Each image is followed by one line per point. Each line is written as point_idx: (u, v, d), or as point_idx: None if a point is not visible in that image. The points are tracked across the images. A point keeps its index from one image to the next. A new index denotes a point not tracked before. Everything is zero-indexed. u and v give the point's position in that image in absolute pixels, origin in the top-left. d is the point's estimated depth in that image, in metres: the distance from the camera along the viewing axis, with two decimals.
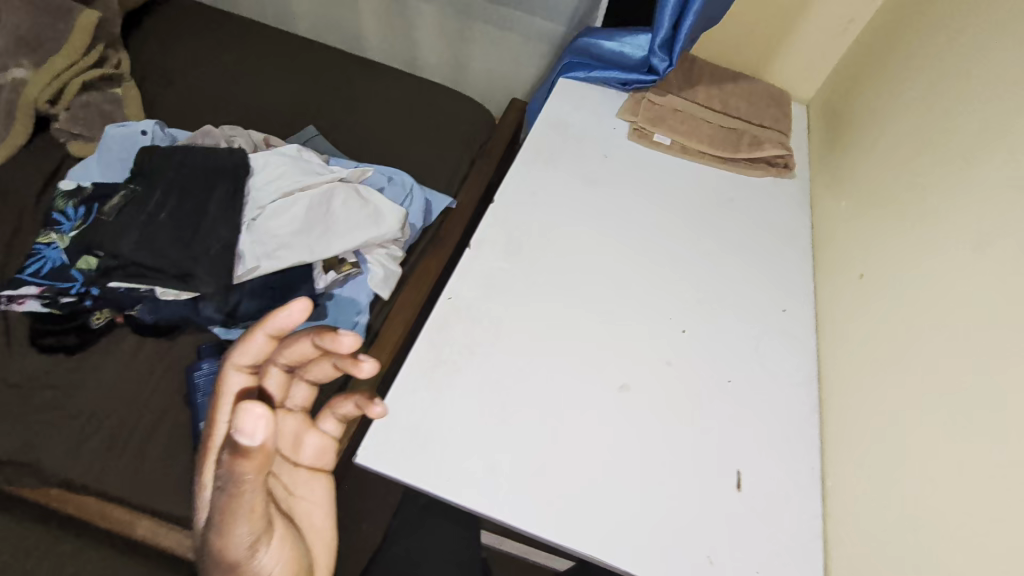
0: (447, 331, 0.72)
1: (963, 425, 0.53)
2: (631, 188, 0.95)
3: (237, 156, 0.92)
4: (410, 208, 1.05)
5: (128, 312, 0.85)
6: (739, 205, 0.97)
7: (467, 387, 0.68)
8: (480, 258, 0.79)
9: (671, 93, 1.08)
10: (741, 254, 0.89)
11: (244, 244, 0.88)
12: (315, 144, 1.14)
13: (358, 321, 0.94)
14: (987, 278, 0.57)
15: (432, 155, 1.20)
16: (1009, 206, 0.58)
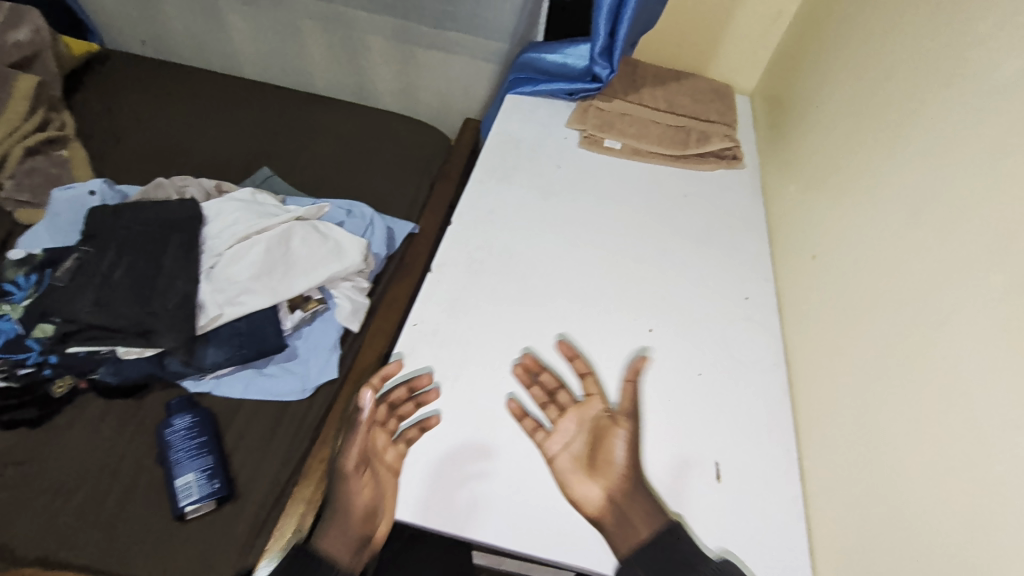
0: (416, 358, 0.72)
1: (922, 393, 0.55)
2: (586, 195, 0.96)
3: (189, 208, 0.92)
4: (373, 238, 1.07)
5: (88, 376, 0.84)
6: (693, 200, 0.99)
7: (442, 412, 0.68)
8: (444, 281, 0.80)
9: (616, 98, 1.11)
10: (700, 248, 0.91)
11: (205, 295, 0.87)
12: (270, 185, 1.14)
13: (329, 357, 0.93)
14: (930, 250, 0.59)
15: (390, 183, 1.21)
16: (943, 179, 0.60)
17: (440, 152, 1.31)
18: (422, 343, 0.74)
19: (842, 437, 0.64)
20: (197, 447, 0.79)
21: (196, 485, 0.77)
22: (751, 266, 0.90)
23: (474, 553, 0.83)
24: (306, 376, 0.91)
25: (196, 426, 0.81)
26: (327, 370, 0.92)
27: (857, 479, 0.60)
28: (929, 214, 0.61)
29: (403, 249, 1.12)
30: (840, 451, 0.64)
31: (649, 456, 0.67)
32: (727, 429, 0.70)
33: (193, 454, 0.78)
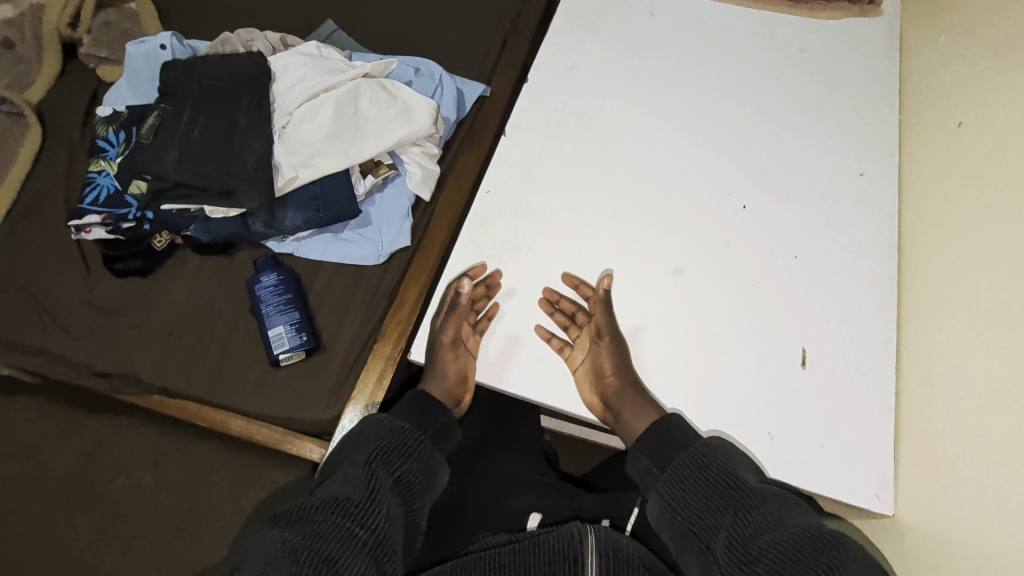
0: (488, 227, 0.70)
1: None
2: (682, 49, 0.83)
3: (256, 61, 0.88)
4: (442, 100, 1.00)
5: (184, 233, 0.87)
6: (811, 56, 0.84)
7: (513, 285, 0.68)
8: (518, 146, 0.74)
9: None
10: (812, 114, 0.78)
11: (280, 155, 0.86)
12: (336, 41, 1.08)
13: (401, 225, 0.93)
14: None
15: (460, 39, 1.10)
16: None
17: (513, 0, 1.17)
18: (495, 212, 0.70)
19: (951, 331, 0.57)
20: (284, 302, 0.85)
21: (287, 337, 0.83)
22: (873, 138, 0.77)
23: (543, 416, 0.88)
24: (380, 242, 0.92)
25: (281, 284, 0.86)
26: (401, 237, 0.92)
27: (957, 375, 0.54)
28: None
29: (473, 114, 1.05)
30: (946, 347, 0.57)
31: (728, 339, 0.65)
32: (818, 317, 0.65)
33: (281, 309, 0.84)
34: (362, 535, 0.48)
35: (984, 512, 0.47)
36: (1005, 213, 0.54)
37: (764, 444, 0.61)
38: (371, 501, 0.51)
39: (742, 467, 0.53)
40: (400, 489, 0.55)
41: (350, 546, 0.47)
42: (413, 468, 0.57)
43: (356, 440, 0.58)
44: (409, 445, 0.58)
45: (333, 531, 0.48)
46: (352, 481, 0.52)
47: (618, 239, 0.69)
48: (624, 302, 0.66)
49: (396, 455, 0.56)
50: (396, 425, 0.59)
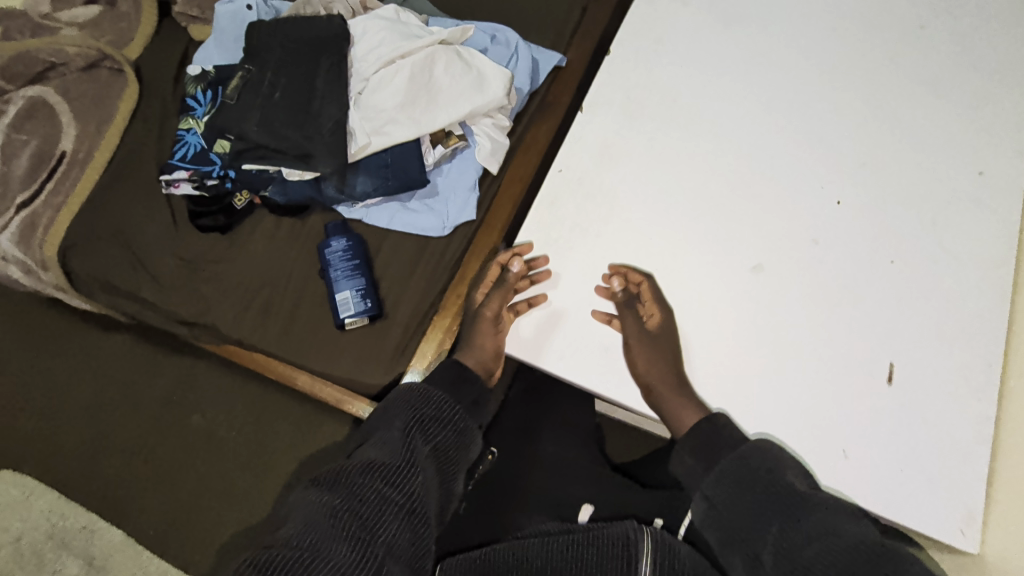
0: (558, 208, 0.67)
1: None
2: (783, 25, 0.76)
3: (337, 24, 0.88)
4: (517, 70, 0.97)
5: (262, 193, 0.91)
6: (934, 34, 0.74)
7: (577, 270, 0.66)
8: (595, 123, 0.71)
9: None
10: (927, 103, 0.70)
11: (354, 120, 0.87)
12: (414, 4, 1.06)
13: (468, 197, 0.92)
14: None
15: (539, 5, 1.06)
16: None
17: None
18: (565, 191, 0.68)
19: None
20: (351, 268, 0.87)
21: (352, 301, 0.86)
22: (997, 134, 0.69)
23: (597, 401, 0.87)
24: (446, 214, 0.92)
25: (350, 249, 0.88)
26: (467, 210, 0.92)
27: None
28: None
29: (546, 85, 1.02)
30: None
31: (808, 344, 0.60)
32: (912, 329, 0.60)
33: (348, 274, 0.86)
34: (394, 502, 0.50)
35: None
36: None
37: (837, 461, 0.57)
38: (405, 469, 0.51)
39: (790, 471, 0.50)
40: (437, 453, 0.55)
41: (384, 509, 0.49)
42: (448, 435, 0.57)
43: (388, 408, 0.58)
44: (441, 414, 0.57)
45: (366, 496, 0.49)
46: (385, 449, 0.52)
47: (695, 230, 0.65)
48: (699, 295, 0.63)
49: (431, 421, 0.56)
50: (430, 394, 0.58)
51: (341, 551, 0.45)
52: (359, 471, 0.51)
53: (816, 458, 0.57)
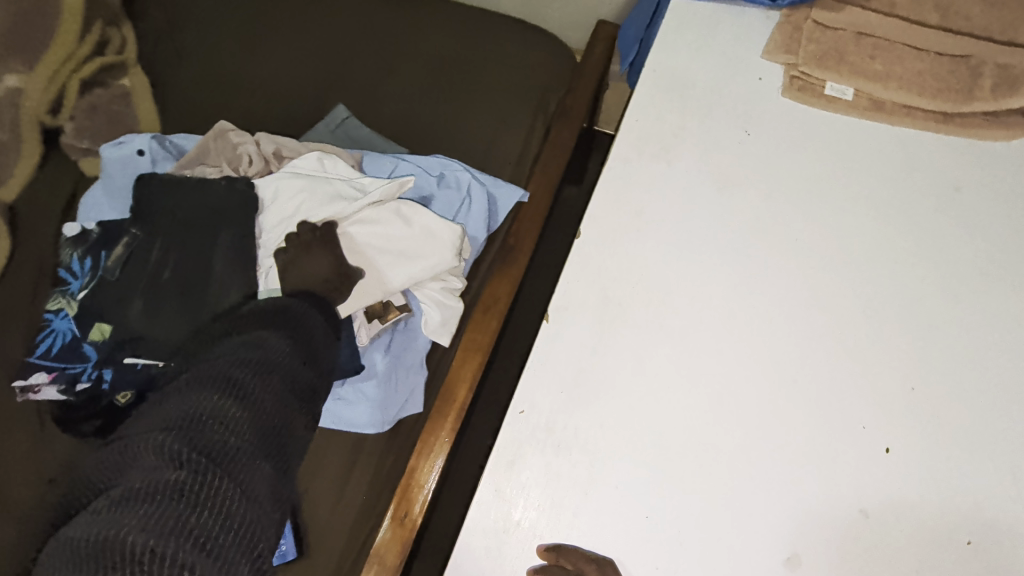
0: (524, 462, 0.50)
1: None
2: (792, 189, 0.62)
3: (241, 188, 0.73)
4: (470, 216, 0.81)
5: (151, 392, 0.72)
6: (972, 200, 0.62)
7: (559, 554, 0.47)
8: (567, 338, 0.54)
9: (854, 3, 0.68)
10: (977, 296, 0.57)
11: (265, 302, 0.71)
12: (349, 131, 0.90)
13: (416, 380, 0.76)
14: None
15: (496, 129, 0.92)
16: None
17: (563, 75, 0.98)
18: (531, 437, 0.51)
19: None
20: None
21: None
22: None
23: None
24: (385, 405, 0.73)
25: None
26: (412, 402, 0.75)
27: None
28: None
29: (507, 225, 0.86)
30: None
31: None
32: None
33: None
34: (288, 410, 0.49)
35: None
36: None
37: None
38: (289, 386, 0.51)
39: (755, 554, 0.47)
40: (311, 396, 0.54)
41: (266, 432, 0.46)
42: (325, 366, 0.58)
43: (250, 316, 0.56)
44: (326, 368, 0.57)
45: (249, 402, 0.46)
46: (288, 339, 0.54)
47: (707, 493, 0.49)
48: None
49: (302, 356, 0.54)
50: (286, 305, 0.58)
51: (244, 431, 0.45)
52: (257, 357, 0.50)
53: None
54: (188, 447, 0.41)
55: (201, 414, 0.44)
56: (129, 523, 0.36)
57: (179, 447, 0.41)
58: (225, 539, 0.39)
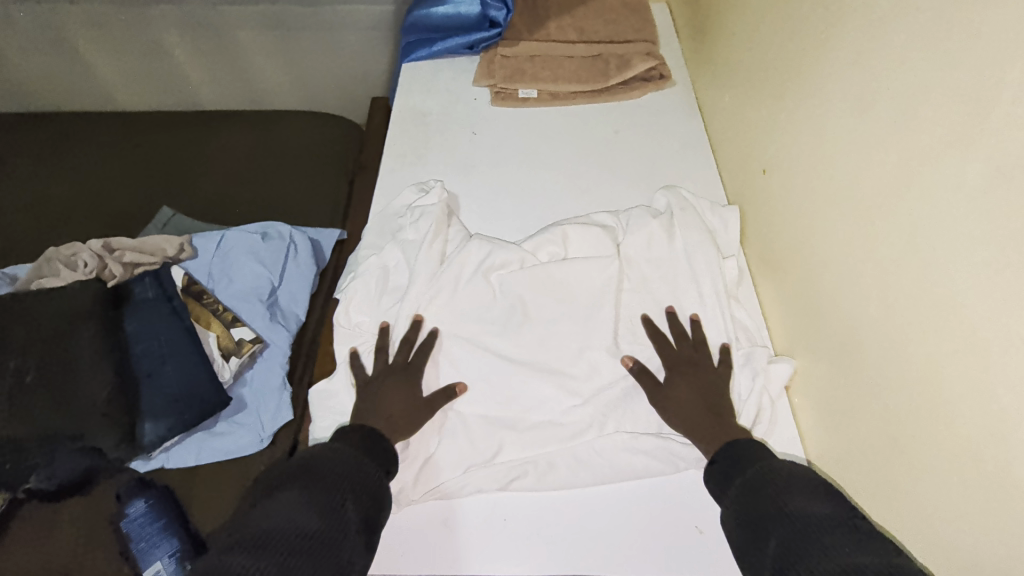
0: (391, 282, 0.73)
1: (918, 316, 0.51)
2: (509, 163, 0.89)
3: (92, 290, 0.81)
4: (299, 256, 0.97)
5: (23, 487, 0.73)
6: (626, 137, 0.93)
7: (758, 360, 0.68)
8: (362, 297, 0.72)
9: (522, 38, 1.00)
10: (638, 191, 0.86)
11: (143, 367, 0.80)
12: (177, 225, 1.04)
13: (281, 392, 0.86)
14: (901, 147, 0.53)
15: (307, 192, 1.12)
16: (906, 57, 0.52)
17: (352, 145, 1.23)
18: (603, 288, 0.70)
19: (845, 359, 0.61)
20: (159, 531, 0.74)
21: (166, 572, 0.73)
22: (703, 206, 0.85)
23: None
24: (260, 425, 0.84)
25: (152, 509, 0.76)
26: (281, 413, 0.85)
27: (867, 405, 0.58)
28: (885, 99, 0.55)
29: (334, 260, 1.04)
30: (846, 386, 0.61)
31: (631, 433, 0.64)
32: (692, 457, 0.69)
33: (157, 541, 0.73)
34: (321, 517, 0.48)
35: (944, 535, 0.49)
36: (817, 244, 0.65)
37: (695, 537, 0.61)
38: (316, 522, 0.48)
39: (806, 497, 0.50)
40: (358, 480, 0.54)
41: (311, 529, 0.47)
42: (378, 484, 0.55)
43: (281, 483, 0.51)
44: (350, 484, 0.53)
45: (303, 528, 0.47)
46: (300, 506, 0.48)
47: (507, 339, 0.69)
48: (529, 401, 0.66)
49: (311, 504, 0.49)
50: (314, 463, 0.54)
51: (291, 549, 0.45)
52: (287, 524, 0.47)
53: (675, 540, 0.61)
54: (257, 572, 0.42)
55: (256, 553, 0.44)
56: None
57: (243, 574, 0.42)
58: None
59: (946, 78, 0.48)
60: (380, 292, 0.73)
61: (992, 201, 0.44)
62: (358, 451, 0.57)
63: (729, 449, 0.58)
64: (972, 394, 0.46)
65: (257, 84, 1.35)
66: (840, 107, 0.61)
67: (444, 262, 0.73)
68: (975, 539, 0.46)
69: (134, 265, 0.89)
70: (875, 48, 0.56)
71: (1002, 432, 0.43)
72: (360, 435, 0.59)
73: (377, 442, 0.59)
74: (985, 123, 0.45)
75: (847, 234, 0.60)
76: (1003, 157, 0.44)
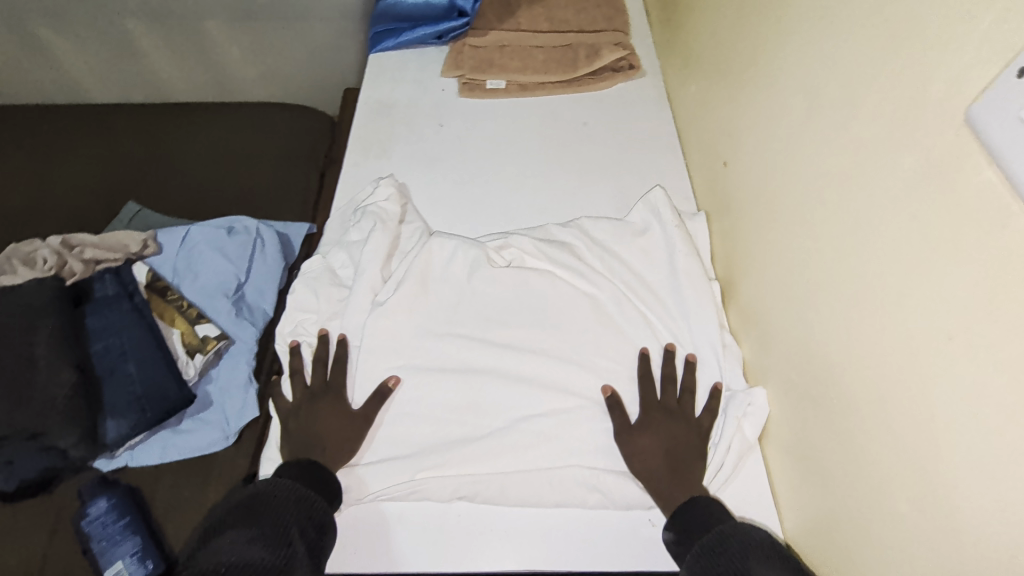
0: (336, 282, 0.73)
1: (848, 311, 0.49)
2: (475, 157, 0.88)
3: (49, 286, 0.79)
4: (266, 250, 0.96)
5: None
6: (595, 128, 0.92)
7: (741, 400, 0.62)
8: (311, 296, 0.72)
9: (490, 28, 0.98)
10: (605, 183, 0.86)
11: (103, 365, 0.79)
12: (143, 220, 1.03)
13: (247, 389, 0.86)
14: (834, 133, 0.51)
15: (277, 185, 1.11)
16: (839, 42, 0.51)
17: (324, 137, 1.22)
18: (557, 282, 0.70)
19: (778, 352, 0.61)
20: (121, 530, 0.73)
21: (128, 572, 0.71)
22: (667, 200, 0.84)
23: None
24: (225, 422, 0.83)
25: (114, 508, 0.74)
26: (246, 410, 0.84)
27: (802, 401, 0.57)
28: (824, 87, 0.53)
29: (304, 254, 1.03)
30: (780, 379, 0.60)
31: (585, 428, 0.63)
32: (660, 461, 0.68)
33: (119, 539, 0.72)
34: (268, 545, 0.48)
35: (860, 531, 0.49)
36: (759, 236, 0.64)
37: (647, 531, 0.61)
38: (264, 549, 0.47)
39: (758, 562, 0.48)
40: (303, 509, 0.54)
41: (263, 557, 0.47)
42: (323, 510, 0.56)
43: (223, 519, 0.51)
44: (296, 513, 0.53)
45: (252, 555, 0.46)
46: (246, 537, 0.48)
47: (476, 342, 0.67)
48: (488, 413, 0.64)
49: (257, 535, 0.49)
50: (258, 495, 0.54)
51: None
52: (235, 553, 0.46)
53: (630, 533, 0.61)
54: None
55: None
56: None
57: None
58: None
59: (874, 65, 0.46)
60: (322, 293, 0.72)
61: (898, 193, 0.44)
62: (300, 479, 0.57)
63: (691, 506, 0.56)
64: (878, 387, 0.46)
65: (229, 75, 1.33)
66: (782, 95, 0.60)
67: (394, 252, 0.74)
68: (883, 535, 0.46)
69: (95, 262, 0.87)
70: (810, 34, 0.55)
71: (924, 433, 0.42)
72: (301, 465, 0.59)
73: (318, 469, 0.59)
74: (894, 112, 0.44)
75: (780, 226, 0.60)
76: (909, 147, 0.43)
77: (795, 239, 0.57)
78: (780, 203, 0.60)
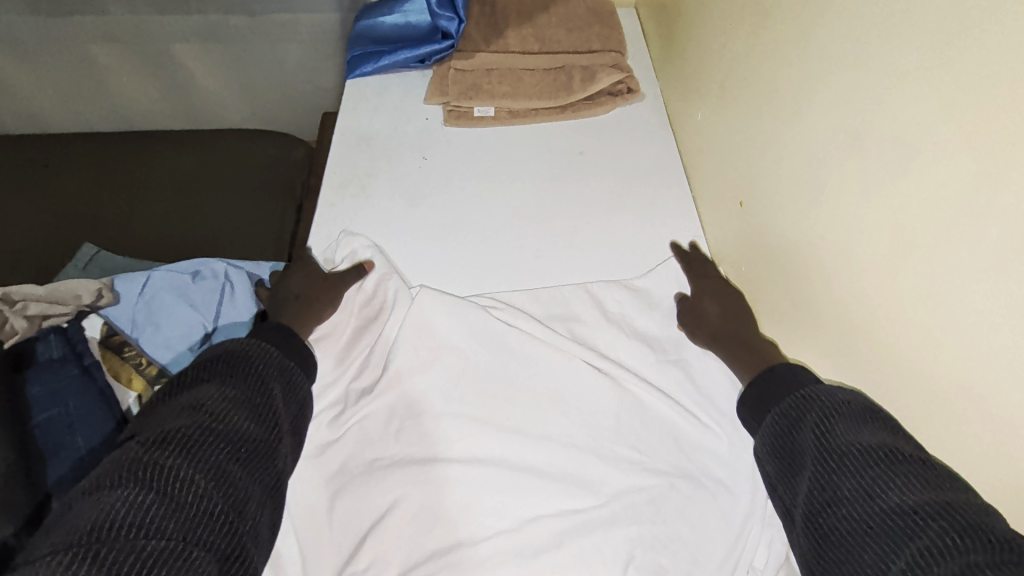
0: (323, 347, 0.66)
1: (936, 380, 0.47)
2: (464, 192, 0.81)
3: None
4: (237, 295, 0.86)
5: None
6: (592, 158, 0.85)
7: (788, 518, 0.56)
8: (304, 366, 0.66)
9: (478, 50, 0.91)
10: (605, 220, 0.79)
11: (50, 441, 0.70)
12: (100, 264, 0.94)
13: None
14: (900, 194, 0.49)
15: (249, 221, 1.03)
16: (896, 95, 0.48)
17: (301, 167, 1.14)
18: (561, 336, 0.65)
19: None
20: None
21: None
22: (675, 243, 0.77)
23: None
24: None
25: None
26: None
27: None
28: (875, 142, 0.51)
29: None
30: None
31: (595, 513, 0.56)
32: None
33: None
34: (237, 414, 0.52)
35: None
36: None
37: None
38: (242, 408, 0.53)
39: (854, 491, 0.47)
40: (252, 459, 0.51)
41: (198, 501, 0.46)
42: (306, 389, 0.59)
43: (207, 366, 0.55)
44: (278, 393, 0.56)
45: (222, 432, 0.50)
46: (226, 397, 0.53)
47: (477, 417, 0.60)
48: (490, 502, 0.56)
49: (235, 401, 0.53)
50: (243, 352, 0.58)
51: (208, 443, 0.49)
52: (210, 414, 0.51)
53: None
54: (183, 444, 0.48)
55: (186, 426, 0.49)
56: (127, 494, 0.43)
57: (175, 439, 0.48)
58: (219, 523, 0.45)
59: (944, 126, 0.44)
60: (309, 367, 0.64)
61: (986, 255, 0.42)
62: (285, 349, 0.60)
63: (769, 372, 0.58)
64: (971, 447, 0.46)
65: (198, 99, 1.24)
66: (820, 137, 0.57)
67: (376, 320, 0.67)
68: None
69: (42, 316, 0.78)
70: (855, 79, 0.52)
71: None
72: (286, 330, 0.62)
73: (308, 350, 0.62)
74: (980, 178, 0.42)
75: (831, 280, 0.57)
76: (997, 218, 0.41)
77: (850, 292, 0.55)
78: (824, 252, 0.58)
